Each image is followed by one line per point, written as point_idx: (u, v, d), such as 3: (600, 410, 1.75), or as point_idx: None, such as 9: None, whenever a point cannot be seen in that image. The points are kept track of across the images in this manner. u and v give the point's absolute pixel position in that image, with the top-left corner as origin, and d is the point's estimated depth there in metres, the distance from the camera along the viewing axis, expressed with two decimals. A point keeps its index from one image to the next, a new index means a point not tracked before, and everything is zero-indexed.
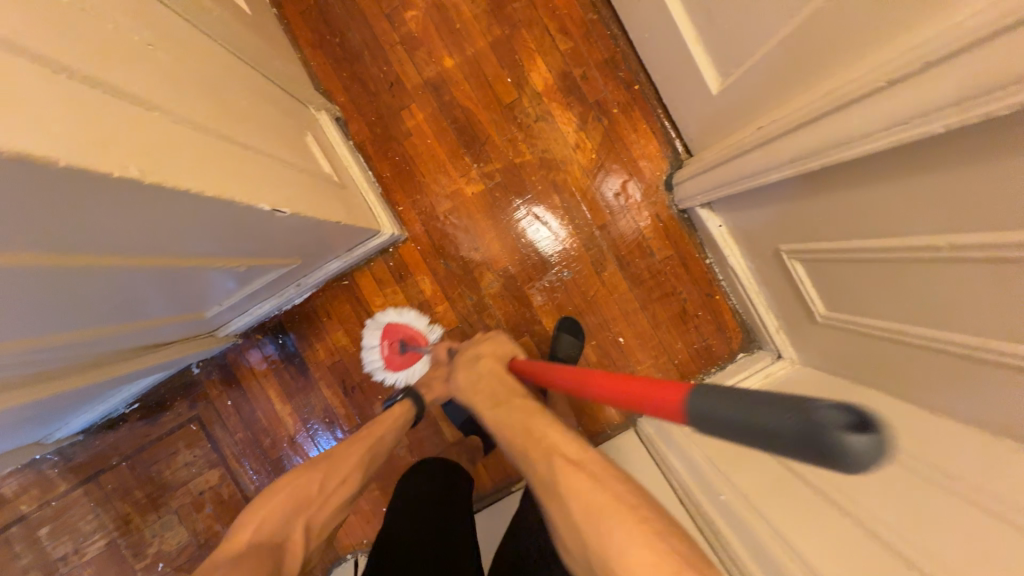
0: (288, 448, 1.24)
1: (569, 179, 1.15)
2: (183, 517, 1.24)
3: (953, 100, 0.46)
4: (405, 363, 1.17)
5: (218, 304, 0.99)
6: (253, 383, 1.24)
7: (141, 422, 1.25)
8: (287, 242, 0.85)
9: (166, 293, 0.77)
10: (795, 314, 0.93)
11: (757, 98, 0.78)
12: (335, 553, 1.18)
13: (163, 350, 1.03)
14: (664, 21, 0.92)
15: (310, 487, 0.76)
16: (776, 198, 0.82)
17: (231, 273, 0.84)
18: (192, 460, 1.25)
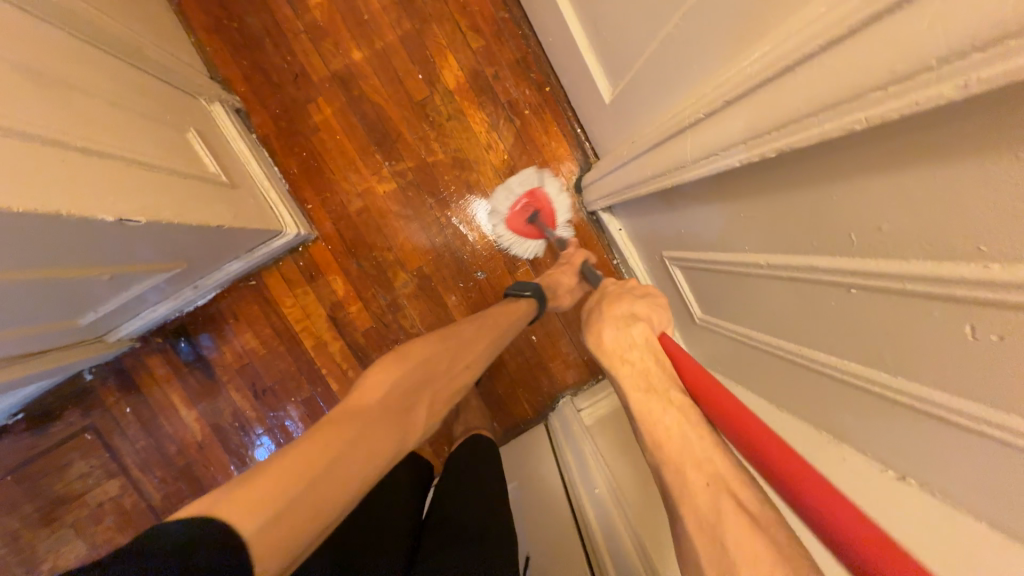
0: (196, 456, 1.20)
1: (482, 179, 1.15)
2: (80, 532, 1.18)
3: (740, 138, 0.47)
4: (523, 233, 1.12)
5: (96, 310, 0.93)
6: (154, 389, 1.18)
7: (27, 433, 1.17)
8: (164, 248, 0.81)
9: (27, 305, 0.73)
10: (681, 314, 0.99)
11: (634, 108, 0.80)
12: None
13: (37, 359, 0.95)
14: (561, 25, 0.93)
15: (438, 364, 0.73)
16: (658, 206, 0.85)
17: (100, 281, 0.79)
18: (87, 471, 1.18)
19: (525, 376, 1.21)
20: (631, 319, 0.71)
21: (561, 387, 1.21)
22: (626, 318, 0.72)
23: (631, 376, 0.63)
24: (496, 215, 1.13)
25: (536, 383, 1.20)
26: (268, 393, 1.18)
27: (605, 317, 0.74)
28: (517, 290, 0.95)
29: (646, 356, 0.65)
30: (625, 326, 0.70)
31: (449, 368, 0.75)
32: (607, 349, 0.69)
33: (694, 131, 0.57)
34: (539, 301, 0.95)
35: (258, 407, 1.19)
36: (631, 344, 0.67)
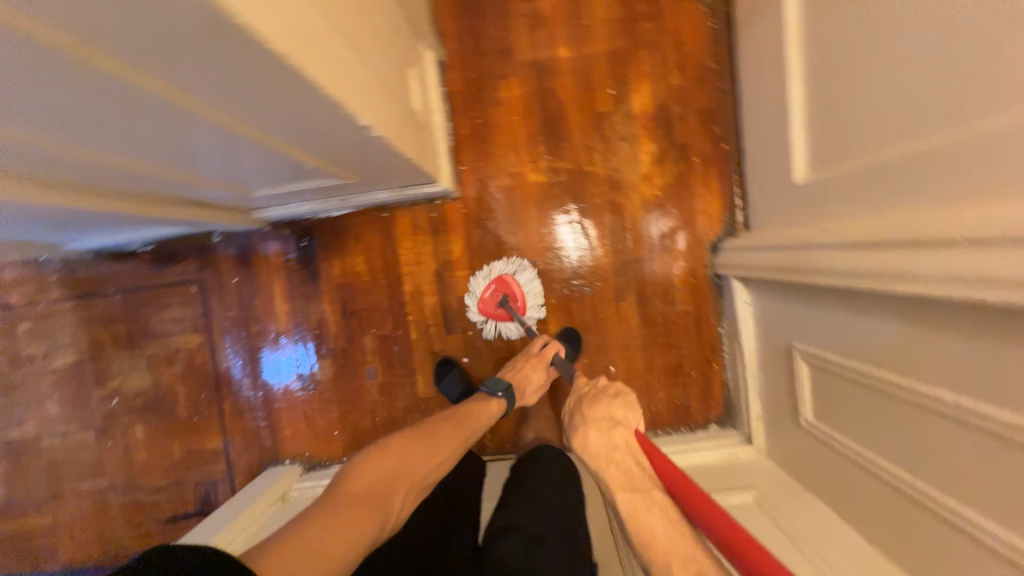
0: (269, 344, 1.28)
1: (626, 205, 1.17)
2: (151, 366, 1.29)
3: (1012, 277, 0.48)
4: (491, 310, 1.18)
5: (268, 189, 1.00)
6: (262, 272, 1.27)
7: (147, 264, 1.29)
8: (353, 163, 0.88)
9: (234, 165, 0.79)
10: (779, 409, 0.96)
11: (836, 199, 0.80)
12: (275, 452, 1.29)
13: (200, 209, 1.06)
14: (778, 96, 0.94)
15: (415, 455, 0.78)
16: (812, 299, 0.84)
17: (301, 167, 0.85)
18: (179, 318, 1.29)
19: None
20: (610, 423, 0.79)
21: None
22: (606, 422, 0.79)
23: (616, 476, 0.72)
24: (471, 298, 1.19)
25: None
26: (354, 317, 1.25)
27: (586, 423, 0.80)
28: (489, 390, 1.01)
29: (628, 457, 0.75)
30: (608, 428, 0.78)
31: (428, 457, 0.79)
32: (593, 449, 0.76)
33: (934, 250, 0.57)
34: (509, 399, 1.00)
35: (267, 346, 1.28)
36: (614, 446, 0.76)
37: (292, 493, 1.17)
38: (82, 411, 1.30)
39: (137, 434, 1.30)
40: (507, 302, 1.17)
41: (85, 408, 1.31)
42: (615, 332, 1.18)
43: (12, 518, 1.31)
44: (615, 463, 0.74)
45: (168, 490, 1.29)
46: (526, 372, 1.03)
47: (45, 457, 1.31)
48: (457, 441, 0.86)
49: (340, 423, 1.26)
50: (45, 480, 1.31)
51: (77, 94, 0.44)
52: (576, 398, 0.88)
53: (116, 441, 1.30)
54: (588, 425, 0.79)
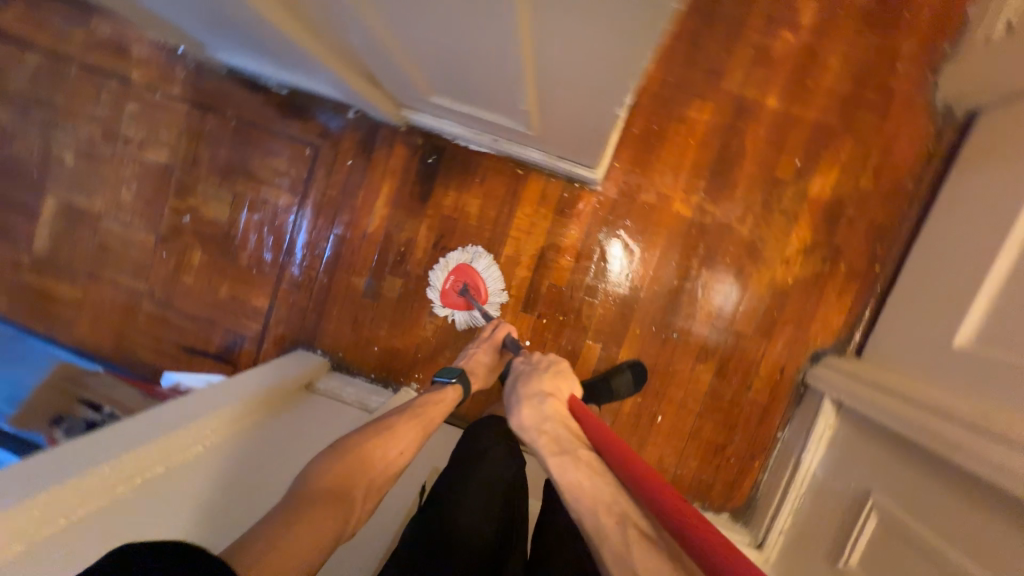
0: (351, 237, 1.25)
1: (752, 277, 1.13)
2: (233, 203, 1.27)
3: None
4: (451, 295, 1.19)
5: (446, 102, 0.95)
6: (378, 168, 1.23)
7: (273, 106, 1.24)
8: (555, 124, 0.83)
9: (448, 66, 0.72)
10: (814, 543, 0.94)
11: (997, 383, 0.75)
12: (310, 337, 1.28)
13: (369, 88, 1.01)
14: (978, 255, 0.88)
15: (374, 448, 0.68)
16: (921, 463, 0.81)
17: (513, 106, 0.79)
18: (280, 171, 1.26)
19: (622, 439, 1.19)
20: (541, 397, 0.76)
21: None
22: (538, 396, 0.77)
23: (547, 444, 0.67)
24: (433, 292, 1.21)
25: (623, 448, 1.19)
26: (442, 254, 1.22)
27: (519, 401, 0.77)
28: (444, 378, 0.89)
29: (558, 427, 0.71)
30: (540, 402, 0.75)
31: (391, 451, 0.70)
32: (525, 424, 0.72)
33: None
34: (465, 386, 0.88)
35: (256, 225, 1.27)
36: (545, 418, 0.72)
37: (320, 387, 1.16)
38: (151, 211, 1.29)
39: (192, 259, 1.29)
40: (468, 292, 1.18)
41: (155, 211, 1.29)
42: (681, 390, 1.16)
43: (46, 277, 1.32)
44: (547, 433, 0.69)
45: (198, 323, 1.29)
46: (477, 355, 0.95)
47: (100, 237, 1.30)
48: (412, 426, 0.75)
49: (383, 342, 1.26)
50: (90, 257, 1.31)
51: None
52: (513, 375, 0.84)
53: (171, 255, 1.29)
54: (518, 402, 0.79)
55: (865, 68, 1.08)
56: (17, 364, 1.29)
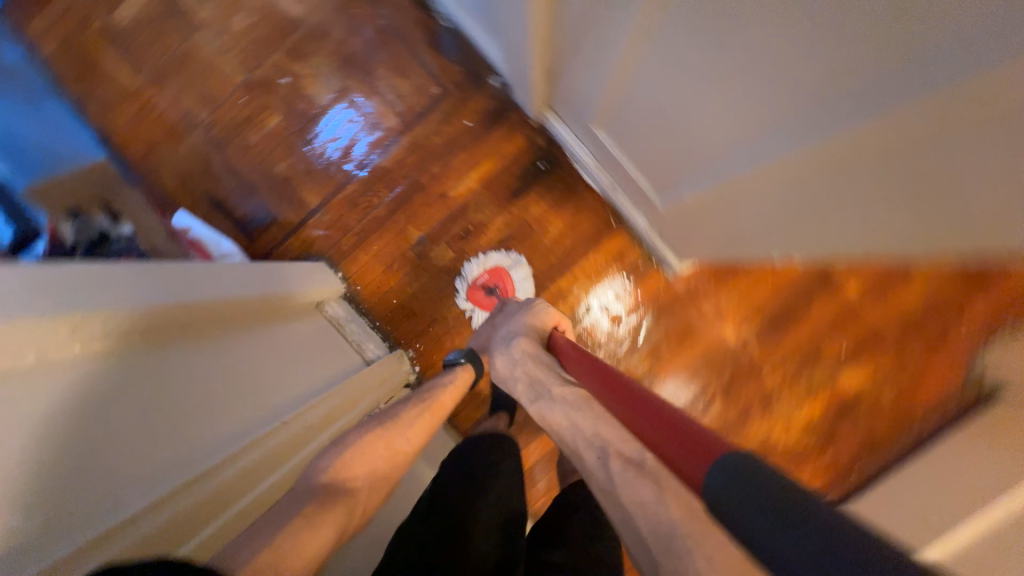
0: (431, 190, 1.22)
1: (754, 423, 1.18)
2: (337, 93, 1.21)
3: None
4: (480, 279, 1.21)
5: (605, 139, 0.95)
6: (489, 142, 1.21)
7: (427, 28, 1.20)
8: (701, 219, 0.85)
9: (659, 131, 0.72)
10: None
11: None
12: (338, 257, 1.23)
13: (541, 80, 0.99)
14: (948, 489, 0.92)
15: (387, 440, 0.62)
16: None
17: (682, 187, 0.80)
18: (398, 91, 1.21)
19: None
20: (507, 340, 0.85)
21: None
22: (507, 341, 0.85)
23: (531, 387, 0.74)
24: (461, 284, 1.22)
25: None
26: (496, 251, 1.22)
27: (499, 349, 0.85)
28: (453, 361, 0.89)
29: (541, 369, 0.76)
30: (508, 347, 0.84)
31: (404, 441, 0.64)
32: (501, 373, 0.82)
33: None
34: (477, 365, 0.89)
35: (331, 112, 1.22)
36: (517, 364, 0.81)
37: (329, 310, 1.14)
38: (254, 55, 1.21)
39: (267, 120, 1.21)
40: (494, 283, 1.20)
41: (257, 55, 1.21)
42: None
43: (111, 50, 1.20)
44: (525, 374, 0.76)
45: (241, 185, 1.22)
46: (487, 331, 0.96)
47: (189, 49, 1.21)
48: (427, 414, 0.70)
49: (405, 299, 1.23)
50: (169, 60, 1.21)
51: (806, 77, 0.40)
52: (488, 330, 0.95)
53: (250, 106, 1.21)
54: (511, 355, 0.81)
55: (937, 304, 1.16)
56: (32, 117, 1.17)
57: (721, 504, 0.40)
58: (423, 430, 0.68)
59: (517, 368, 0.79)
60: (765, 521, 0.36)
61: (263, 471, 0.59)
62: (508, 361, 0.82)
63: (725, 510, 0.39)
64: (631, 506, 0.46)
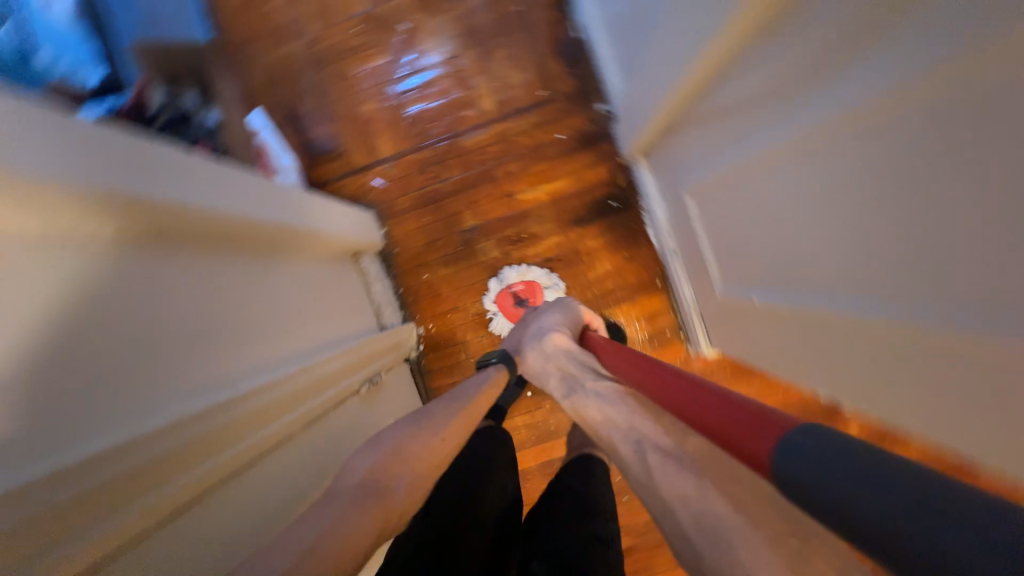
0: (501, 187, 1.21)
1: None
2: (448, 60, 1.20)
3: None
4: (516, 286, 1.20)
5: (695, 209, 0.94)
6: (572, 163, 1.20)
7: (557, 33, 1.19)
8: (754, 327, 0.85)
9: (758, 237, 0.72)
10: None
11: None
12: (388, 214, 1.23)
13: (653, 132, 0.98)
14: None
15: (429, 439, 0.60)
16: None
17: (756, 290, 0.79)
18: (506, 81, 1.20)
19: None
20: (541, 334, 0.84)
21: None
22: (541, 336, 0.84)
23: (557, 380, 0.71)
24: (493, 287, 1.21)
25: None
26: (539, 267, 1.20)
27: (533, 341, 0.84)
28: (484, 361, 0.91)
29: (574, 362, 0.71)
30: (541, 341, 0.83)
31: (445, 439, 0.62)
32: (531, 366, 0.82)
33: None
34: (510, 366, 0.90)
35: (419, 70, 1.20)
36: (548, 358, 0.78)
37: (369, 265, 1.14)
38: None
39: (372, 58, 1.20)
40: (527, 295, 1.19)
41: None
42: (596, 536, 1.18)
43: None
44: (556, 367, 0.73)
45: (324, 112, 1.21)
46: (518, 332, 0.97)
47: None
48: (464, 418, 0.68)
49: (436, 280, 1.22)
50: None
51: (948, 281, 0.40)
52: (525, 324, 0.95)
53: (362, 40, 1.19)
54: (547, 348, 0.79)
55: None
56: None
57: (803, 484, 0.28)
58: (459, 433, 0.66)
59: (551, 363, 0.76)
60: (879, 506, 0.23)
61: (255, 423, 0.56)
62: (543, 354, 0.79)
63: (808, 492, 0.28)
64: (673, 497, 0.36)
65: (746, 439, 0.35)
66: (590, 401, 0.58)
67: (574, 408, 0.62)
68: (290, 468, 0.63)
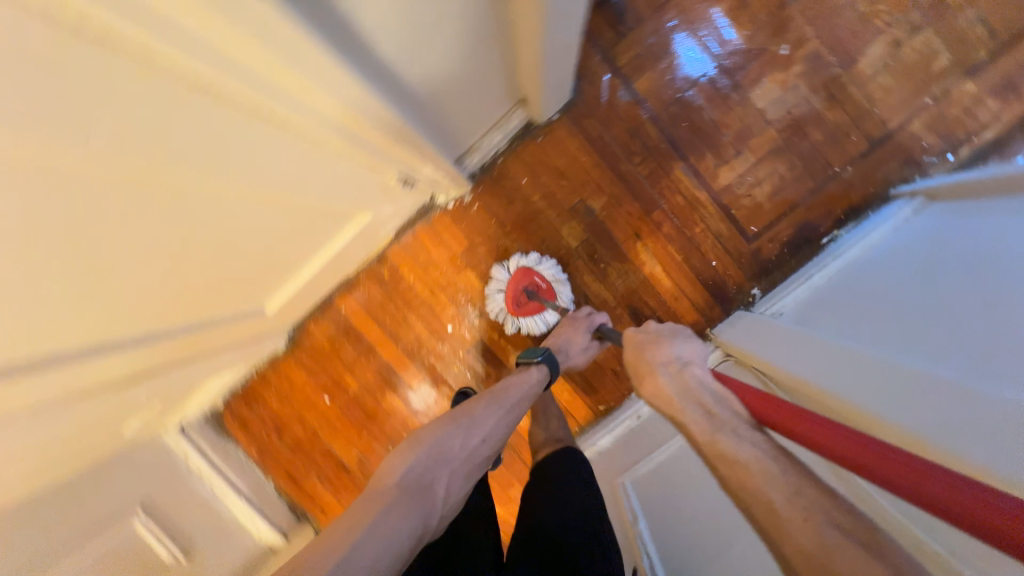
0: (641, 223, 1.13)
1: None
2: (757, 114, 1.07)
3: None
4: (545, 283, 1.13)
5: None
6: (688, 285, 1.15)
7: (820, 223, 1.10)
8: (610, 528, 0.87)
9: (694, 522, 0.72)
10: (150, 484, 1.06)
11: None
12: (571, 113, 1.10)
13: (761, 367, 0.92)
14: None
15: (453, 445, 0.70)
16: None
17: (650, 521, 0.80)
18: (754, 185, 1.10)
19: (318, 356, 1.24)
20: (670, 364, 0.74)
21: (289, 353, 1.25)
22: (672, 363, 0.74)
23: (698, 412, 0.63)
24: (527, 259, 1.13)
25: (313, 352, 1.24)
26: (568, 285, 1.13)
27: (655, 363, 0.76)
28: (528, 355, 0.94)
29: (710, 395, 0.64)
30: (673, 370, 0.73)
31: (474, 452, 0.73)
32: (652, 391, 0.73)
33: None
34: (553, 367, 0.93)
35: (731, 72, 1.06)
36: (673, 387, 0.70)
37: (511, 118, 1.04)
38: (816, 13, 1.03)
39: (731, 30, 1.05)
40: (542, 295, 1.12)
41: (812, 15, 1.03)
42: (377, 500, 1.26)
43: None
44: (693, 400, 0.65)
45: None
46: (568, 334, 0.99)
47: None
48: (500, 428, 0.80)
49: (524, 194, 1.13)
50: None
51: None
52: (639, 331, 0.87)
53: (755, 7, 1.04)
54: (685, 380, 0.69)
55: None
56: None
57: None
58: (496, 436, 0.79)
59: (685, 391, 0.68)
60: None
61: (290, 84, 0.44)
62: (680, 385, 0.69)
63: None
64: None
65: (937, 491, 0.38)
66: (747, 454, 0.52)
67: (719, 453, 0.54)
68: (280, 156, 0.55)
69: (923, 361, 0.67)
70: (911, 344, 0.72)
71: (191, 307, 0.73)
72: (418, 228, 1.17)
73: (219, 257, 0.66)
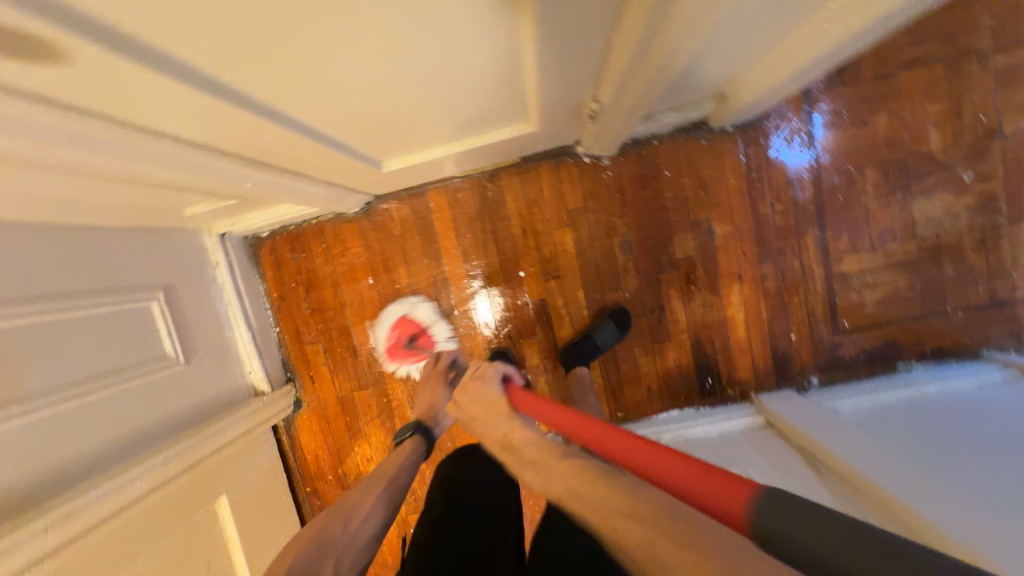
0: (748, 267, 1.11)
1: (378, 423, 1.24)
2: (910, 222, 1.05)
3: (46, 436, 0.70)
4: (419, 321, 1.20)
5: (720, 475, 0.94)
6: (757, 345, 1.14)
7: (906, 349, 1.10)
8: None
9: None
10: (177, 274, 1.00)
11: (222, 466, 1.01)
12: (742, 134, 1.07)
13: (810, 445, 0.92)
14: (257, 518, 1.09)
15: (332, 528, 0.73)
16: (164, 378, 0.91)
17: None
18: (867, 286, 1.09)
19: (382, 237, 1.19)
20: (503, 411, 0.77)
21: (354, 221, 1.19)
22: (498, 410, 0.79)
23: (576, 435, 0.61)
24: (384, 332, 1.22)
25: (378, 231, 1.18)
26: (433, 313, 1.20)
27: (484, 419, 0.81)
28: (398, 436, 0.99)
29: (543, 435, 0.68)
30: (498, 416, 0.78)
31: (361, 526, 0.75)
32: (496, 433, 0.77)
33: (76, 453, 0.74)
34: (421, 434, 0.97)
35: (910, 172, 1.04)
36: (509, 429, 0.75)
37: (694, 108, 0.99)
38: (1015, 158, 1.01)
39: (932, 132, 1.02)
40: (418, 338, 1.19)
41: (1012, 157, 1.01)
42: (369, 398, 1.24)
43: None
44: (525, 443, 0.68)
45: (889, 67, 1.01)
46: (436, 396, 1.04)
47: None
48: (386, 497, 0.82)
49: (659, 185, 1.10)
50: None
51: None
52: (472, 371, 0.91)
53: (966, 123, 1.01)
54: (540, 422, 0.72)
55: None
56: None
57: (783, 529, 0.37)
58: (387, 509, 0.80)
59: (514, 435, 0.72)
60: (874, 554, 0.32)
61: None
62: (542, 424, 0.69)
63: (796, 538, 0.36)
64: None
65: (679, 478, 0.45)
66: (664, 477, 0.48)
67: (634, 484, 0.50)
68: (581, 21, 0.50)
69: (1006, 500, 0.65)
70: (985, 479, 0.71)
71: (359, 119, 0.67)
72: (544, 165, 1.12)
73: (427, 83, 0.61)
